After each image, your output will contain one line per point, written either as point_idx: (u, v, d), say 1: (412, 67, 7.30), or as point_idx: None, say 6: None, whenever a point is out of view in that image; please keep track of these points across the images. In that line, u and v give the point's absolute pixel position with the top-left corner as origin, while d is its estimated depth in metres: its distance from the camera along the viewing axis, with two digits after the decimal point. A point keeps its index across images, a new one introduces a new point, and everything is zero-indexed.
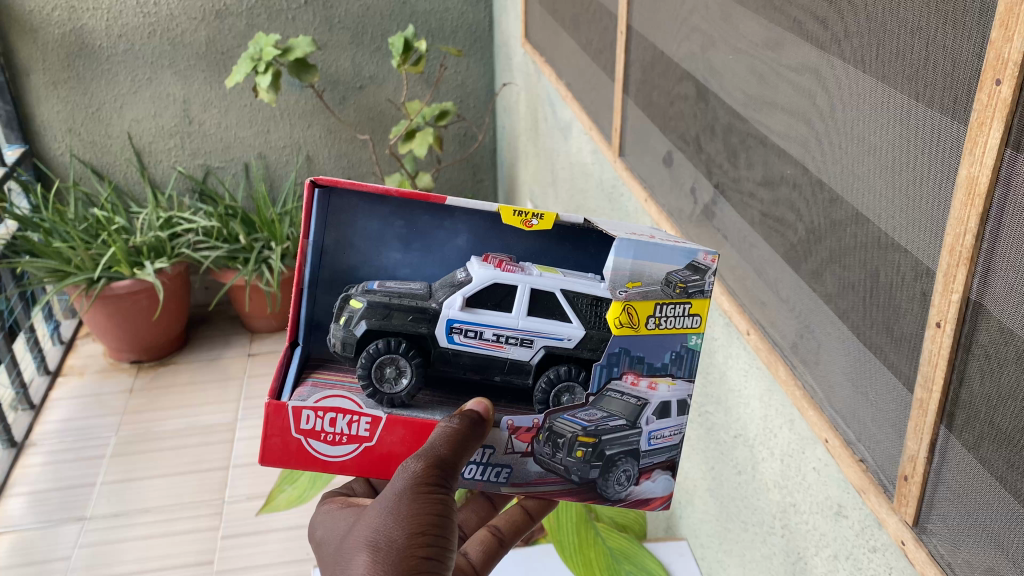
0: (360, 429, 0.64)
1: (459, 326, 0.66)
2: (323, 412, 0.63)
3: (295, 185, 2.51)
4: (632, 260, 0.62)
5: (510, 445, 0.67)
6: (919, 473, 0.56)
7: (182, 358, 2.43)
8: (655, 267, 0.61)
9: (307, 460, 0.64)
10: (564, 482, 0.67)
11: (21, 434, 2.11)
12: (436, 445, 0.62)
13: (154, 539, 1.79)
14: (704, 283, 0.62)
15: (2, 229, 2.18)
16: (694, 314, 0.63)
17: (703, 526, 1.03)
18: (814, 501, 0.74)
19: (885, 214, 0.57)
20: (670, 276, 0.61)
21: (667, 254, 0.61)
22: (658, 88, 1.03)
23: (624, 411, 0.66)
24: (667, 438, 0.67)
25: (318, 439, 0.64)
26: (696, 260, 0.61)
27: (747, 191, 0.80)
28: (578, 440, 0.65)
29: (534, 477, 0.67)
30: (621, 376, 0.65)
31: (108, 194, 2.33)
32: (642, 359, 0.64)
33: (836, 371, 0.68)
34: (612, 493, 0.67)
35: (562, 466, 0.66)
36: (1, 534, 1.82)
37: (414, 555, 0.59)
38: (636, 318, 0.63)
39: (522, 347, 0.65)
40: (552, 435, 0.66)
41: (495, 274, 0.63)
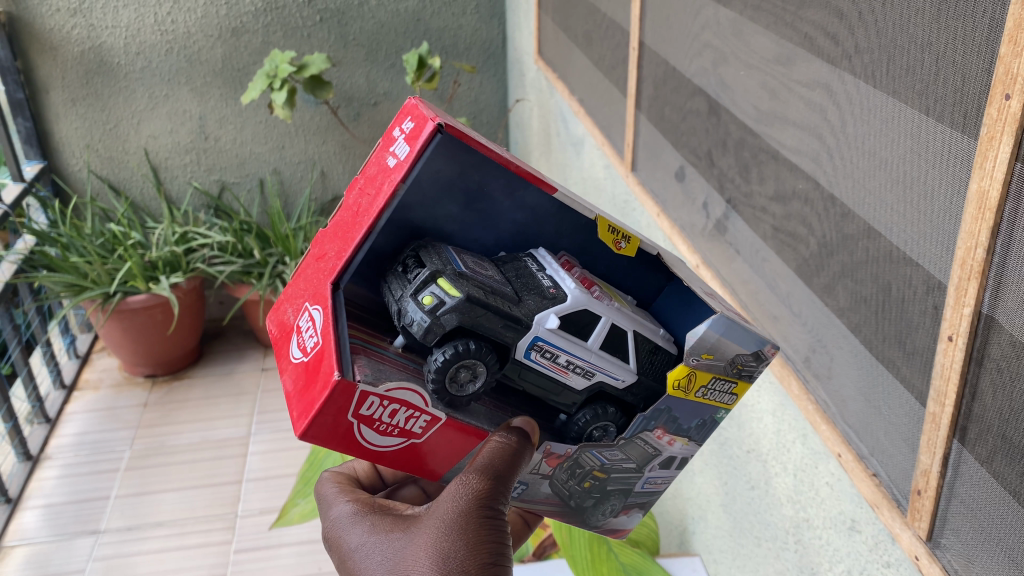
0: (416, 426, 0.55)
1: (541, 345, 0.59)
2: (389, 401, 0.53)
3: (309, 201, 2.53)
4: (719, 334, 0.58)
5: (537, 466, 0.62)
6: (932, 487, 0.57)
7: (196, 372, 2.45)
8: (730, 347, 0.58)
9: (349, 446, 0.54)
10: (560, 505, 0.64)
11: (37, 447, 2.13)
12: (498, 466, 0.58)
13: (168, 552, 1.80)
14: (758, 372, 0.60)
15: (20, 243, 2.21)
16: (734, 393, 0.61)
17: (716, 541, 1.03)
18: (827, 516, 0.74)
19: (896, 227, 0.58)
20: (735, 358, 0.59)
21: (745, 339, 0.58)
22: (670, 104, 1.04)
23: (639, 457, 0.62)
24: (656, 486, 0.64)
25: (371, 427, 0.53)
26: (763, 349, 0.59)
27: (759, 206, 0.81)
28: (593, 474, 0.62)
29: (541, 496, 0.65)
30: (653, 430, 0.61)
31: (125, 209, 2.35)
32: (675, 419, 0.61)
33: (848, 385, 0.68)
34: (594, 522, 0.65)
35: (567, 492, 0.63)
36: (16, 546, 1.83)
37: None
38: (691, 384, 0.59)
39: (583, 377, 0.61)
40: (574, 465, 0.62)
41: (586, 300, 0.60)
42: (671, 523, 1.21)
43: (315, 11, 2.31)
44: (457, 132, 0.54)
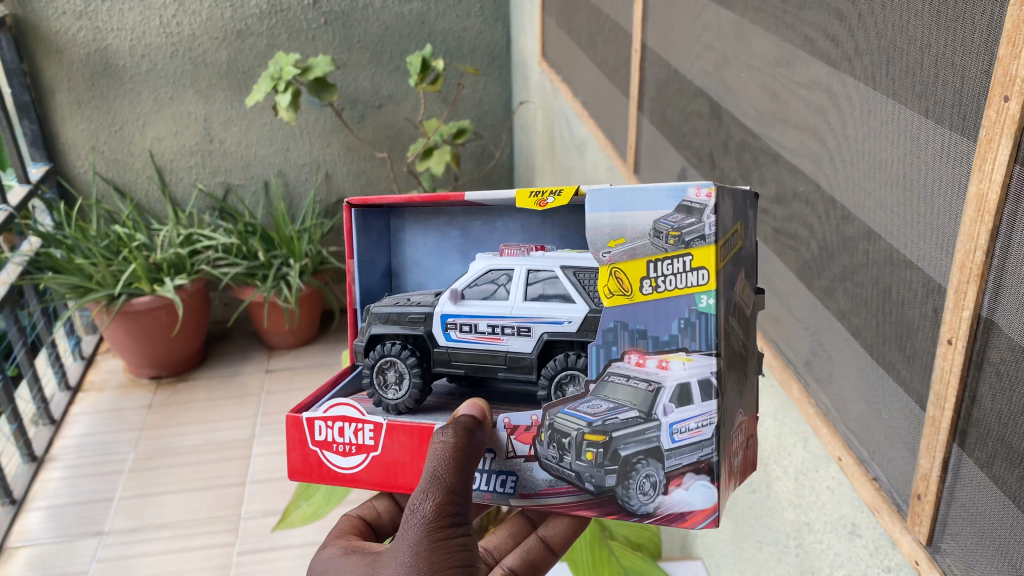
0: (365, 438, 0.61)
1: (454, 321, 0.64)
2: (331, 421, 0.62)
3: (314, 203, 2.53)
4: (609, 213, 0.51)
5: (510, 448, 0.59)
6: (932, 492, 0.56)
7: (200, 374, 2.45)
8: (637, 217, 0.50)
9: (326, 477, 0.62)
10: (578, 492, 0.56)
11: (42, 449, 2.13)
12: (441, 474, 0.57)
13: (171, 554, 1.80)
14: (702, 227, 0.48)
15: (26, 245, 2.22)
16: (699, 268, 0.49)
17: (718, 545, 1.03)
18: (828, 521, 0.73)
19: (895, 230, 0.57)
20: (659, 224, 0.49)
21: (652, 196, 0.49)
22: (672, 106, 1.03)
23: (633, 400, 0.53)
24: (694, 431, 0.52)
25: (331, 450, 0.62)
26: (686, 199, 0.48)
27: (761, 208, 0.80)
28: (584, 439, 0.54)
29: (542, 487, 0.58)
30: (625, 357, 0.53)
31: (130, 211, 2.35)
32: (644, 333, 0.52)
33: (849, 388, 0.67)
34: (635, 506, 0.54)
35: (572, 472, 0.55)
36: (19, 548, 1.83)
37: None
38: (627, 283, 0.51)
39: (521, 337, 0.61)
40: (555, 435, 0.56)
41: (490, 261, 0.64)
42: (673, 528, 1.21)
43: (320, 14, 2.31)
44: (362, 201, 0.65)
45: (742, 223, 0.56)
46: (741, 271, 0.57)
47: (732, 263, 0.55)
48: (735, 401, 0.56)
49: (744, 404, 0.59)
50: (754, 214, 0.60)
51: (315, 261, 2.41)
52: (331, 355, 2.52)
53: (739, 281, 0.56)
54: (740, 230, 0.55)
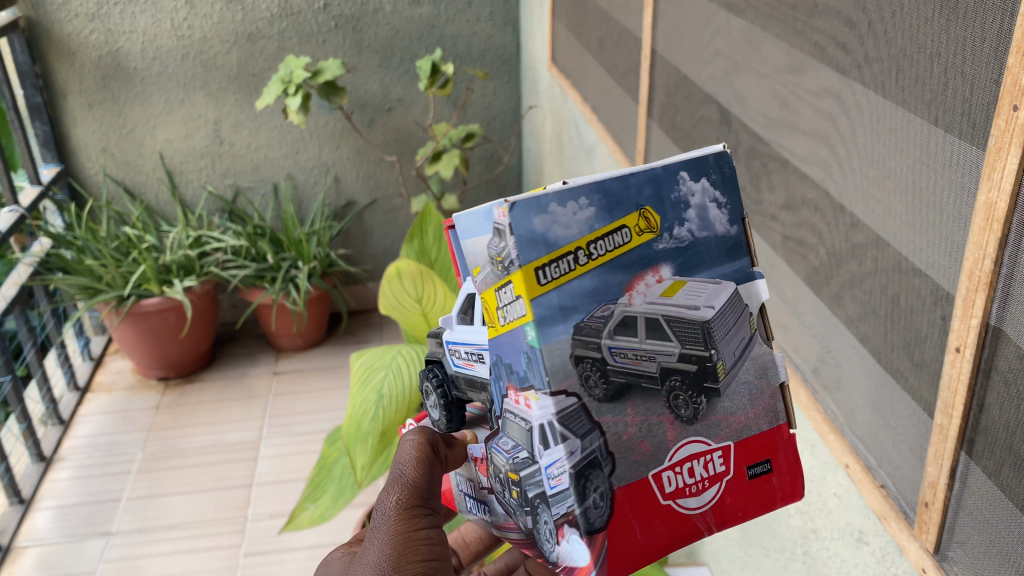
0: None
1: None
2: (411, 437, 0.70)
3: (323, 206, 2.54)
4: (467, 241, 0.50)
5: (477, 478, 0.58)
6: (940, 500, 0.56)
7: (208, 376, 2.46)
8: (479, 243, 0.48)
9: None
10: (518, 530, 0.52)
11: (50, 449, 2.14)
12: (405, 467, 0.60)
13: (177, 555, 1.81)
14: (506, 250, 0.44)
15: (36, 246, 2.23)
16: (517, 295, 0.45)
17: (725, 551, 1.03)
18: (835, 528, 0.73)
19: (904, 237, 0.57)
20: (489, 251, 0.47)
21: (479, 225, 0.48)
22: (682, 112, 1.04)
23: (522, 439, 0.48)
24: (558, 480, 0.46)
25: None
26: (495, 220, 0.46)
27: (770, 215, 0.80)
28: (508, 478, 0.50)
29: (501, 521, 0.55)
30: (511, 394, 0.49)
31: (140, 213, 2.36)
32: (512, 369, 0.48)
33: (857, 395, 0.67)
34: (546, 551, 0.50)
35: (507, 508, 0.52)
36: (28, 547, 1.85)
37: None
38: (491, 314, 0.49)
39: None
40: (492, 470, 0.53)
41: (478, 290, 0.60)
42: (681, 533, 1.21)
43: (331, 17, 2.32)
44: None
45: (657, 215, 0.48)
46: (667, 270, 0.48)
47: (626, 268, 0.47)
48: (654, 436, 0.49)
49: (699, 430, 0.51)
50: (700, 192, 0.50)
51: (325, 263, 2.44)
52: (340, 357, 2.52)
53: (656, 284, 0.48)
54: (646, 226, 0.48)
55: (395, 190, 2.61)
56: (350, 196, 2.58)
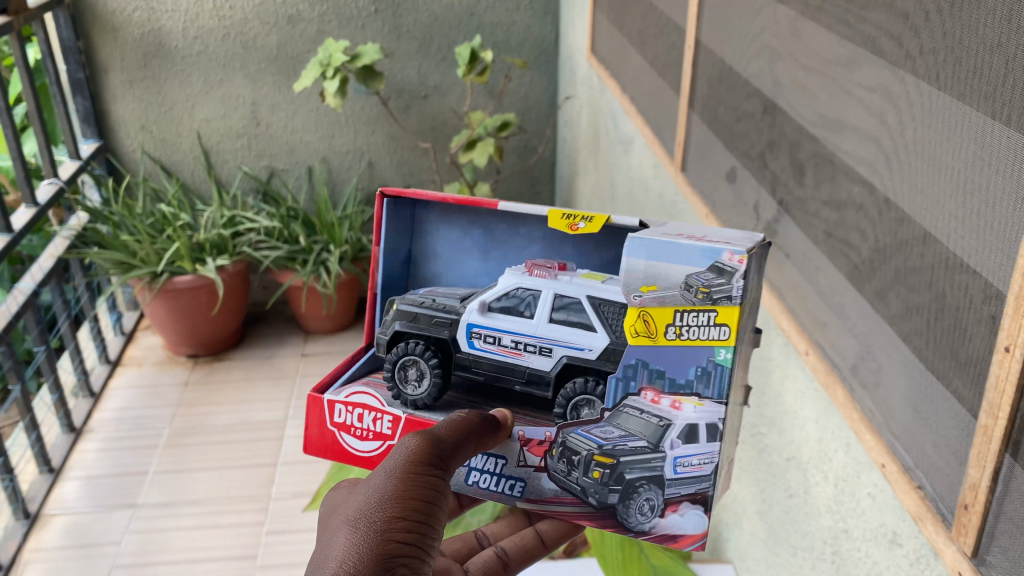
0: (383, 427, 0.70)
1: (479, 331, 0.70)
2: (352, 406, 0.70)
3: (357, 191, 2.55)
4: (645, 261, 0.60)
5: (521, 458, 0.68)
6: (980, 502, 0.55)
7: (237, 354, 2.49)
8: (673, 268, 0.59)
9: (341, 453, 0.71)
10: (581, 504, 0.66)
11: (80, 420, 2.17)
12: (436, 431, 0.65)
13: (201, 529, 1.83)
14: (729, 288, 0.58)
15: (74, 220, 2.27)
16: (721, 324, 0.59)
17: (750, 549, 1.03)
18: (867, 528, 0.72)
19: (955, 233, 0.56)
20: (691, 279, 0.59)
21: (687, 254, 0.59)
22: (725, 104, 1.02)
23: (643, 431, 0.63)
24: (693, 466, 0.64)
25: (349, 432, 0.71)
26: (720, 260, 0.58)
27: (813, 210, 0.80)
28: (593, 459, 0.64)
29: (548, 495, 0.67)
30: (638, 392, 0.64)
31: (175, 190, 2.39)
32: (663, 374, 0.62)
33: (896, 395, 0.66)
34: (633, 523, 0.65)
35: (578, 487, 0.66)
36: (56, 515, 1.88)
37: (393, 537, 0.57)
38: (653, 326, 0.61)
39: (542, 356, 0.68)
40: (566, 452, 0.66)
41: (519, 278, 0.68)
42: None
43: (371, 2, 2.33)
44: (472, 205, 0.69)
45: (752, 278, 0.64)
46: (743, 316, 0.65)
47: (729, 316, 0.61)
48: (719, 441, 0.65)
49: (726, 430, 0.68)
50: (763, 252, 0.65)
51: (356, 247, 2.45)
52: None
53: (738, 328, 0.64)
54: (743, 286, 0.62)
55: (429, 177, 2.61)
56: (384, 181, 2.59)
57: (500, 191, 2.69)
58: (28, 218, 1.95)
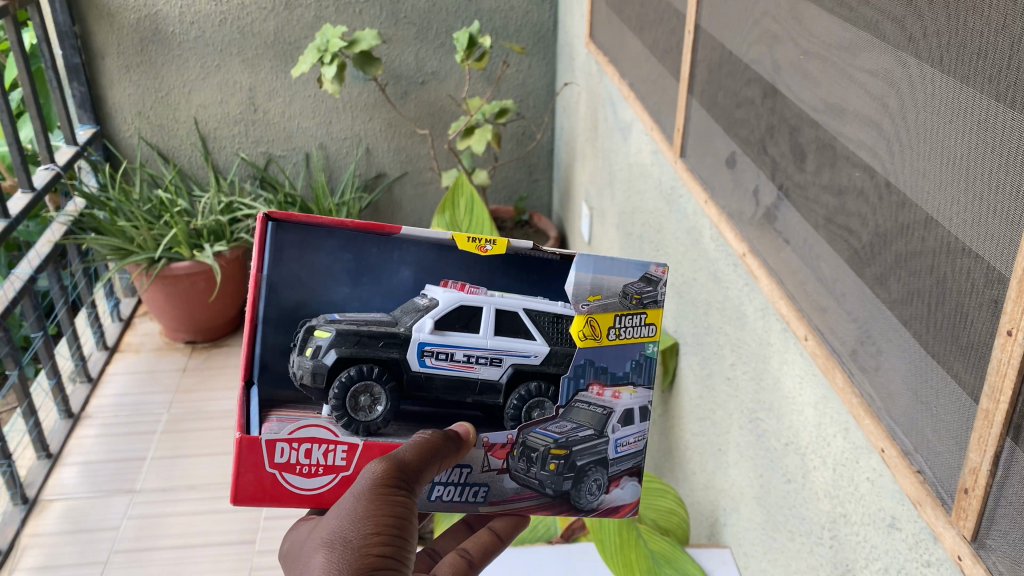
0: (336, 459, 0.72)
1: (430, 349, 0.73)
2: (296, 443, 0.71)
3: (354, 178, 2.55)
4: (592, 273, 0.72)
5: (486, 463, 0.76)
6: (981, 486, 0.55)
7: (235, 341, 2.48)
8: (614, 280, 0.73)
9: (286, 492, 0.72)
10: (539, 495, 0.77)
11: (78, 406, 2.17)
12: (401, 454, 0.71)
13: (200, 515, 1.83)
14: (655, 294, 0.74)
15: (71, 205, 2.26)
16: (648, 323, 0.76)
17: (748, 534, 1.03)
18: (865, 513, 0.72)
19: (956, 217, 0.56)
20: (627, 288, 0.73)
21: (624, 268, 0.73)
22: (725, 89, 1.02)
23: (591, 421, 0.75)
24: (631, 444, 0.78)
25: (293, 472, 0.72)
26: (648, 272, 0.74)
27: (812, 196, 0.80)
28: (550, 454, 0.75)
29: (509, 493, 0.77)
30: (587, 388, 0.75)
31: (172, 176, 2.38)
32: (606, 369, 0.75)
33: (896, 380, 0.66)
34: (585, 502, 0.78)
35: (536, 480, 0.76)
36: (54, 500, 1.88)
37: (372, 551, 0.64)
38: (598, 330, 0.74)
39: (492, 366, 0.74)
40: (526, 450, 0.76)
41: (459, 297, 0.72)
42: (702, 514, 1.22)
43: None
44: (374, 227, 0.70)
45: None
46: None
47: None
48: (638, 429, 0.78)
49: None
50: None
51: None
52: None
53: None
54: None
55: (426, 164, 2.60)
56: (381, 167, 2.59)
57: (498, 178, 2.69)
58: (25, 203, 1.94)
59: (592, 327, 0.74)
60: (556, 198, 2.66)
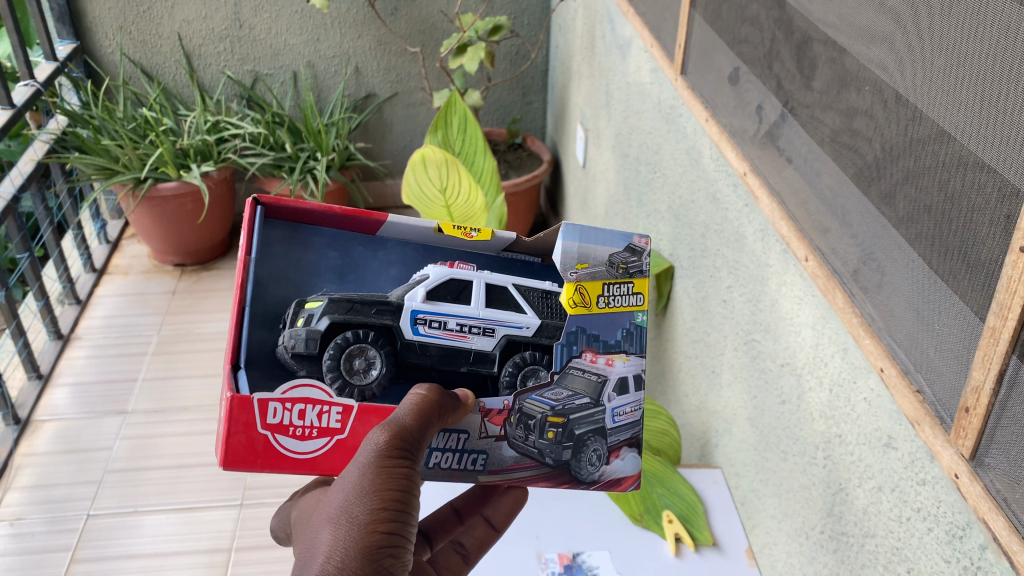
0: (331, 421, 0.61)
1: (424, 317, 0.64)
2: (291, 403, 0.59)
3: (343, 97, 2.49)
4: (578, 242, 0.68)
5: (483, 429, 0.66)
6: (983, 405, 0.54)
7: (225, 263, 2.46)
8: (599, 249, 0.68)
9: (275, 459, 0.60)
10: (539, 466, 0.67)
11: (67, 327, 2.16)
12: (400, 418, 0.60)
13: (192, 436, 1.84)
14: (642, 263, 0.69)
15: (53, 124, 2.21)
16: (637, 292, 0.70)
17: (739, 455, 1.04)
18: (861, 432, 0.72)
19: (971, 129, 0.54)
20: (612, 257, 0.68)
21: (607, 237, 0.69)
22: (729, 2, 0.98)
23: (586, 388, 0.68)
24: (627, 414, 0.70)
25: (286, 434, 0.60)
26: (633, 243, 0.69)
27: (818, 111, 0.77)
28: (548, 421, 0.66)
29: (509, 463, 0.67)
30: (581, 354, 0.68)
31: (157, 94, 2.32)
32: (597, 337, 0.69)
33: (898, 299, 0.65)
34: (585, 475, 0.69)
35: (536, 449, 0.66)
36: (47, 421, 1.88)
37: (378, 530, 0.54)
38: (588, 297, 0.68)
39: (486, 336, 0.65)
40: (522, 417, 0.66)
41: (449, 271, 0.66)
42: (694, 435, 1.23)
43: None
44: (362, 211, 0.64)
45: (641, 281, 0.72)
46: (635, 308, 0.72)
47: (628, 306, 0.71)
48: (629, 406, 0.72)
49: None
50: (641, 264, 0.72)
51: (343, 155, 2.42)
52: None
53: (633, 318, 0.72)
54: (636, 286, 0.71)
55: (417, 84, 2.55)
56: (371, 87, 2.53)
57: (491, 99, 2.64)
58: (4, 120, 1.89)
59: (582, 294, 0.68)
60: (550, 120, 2.62)
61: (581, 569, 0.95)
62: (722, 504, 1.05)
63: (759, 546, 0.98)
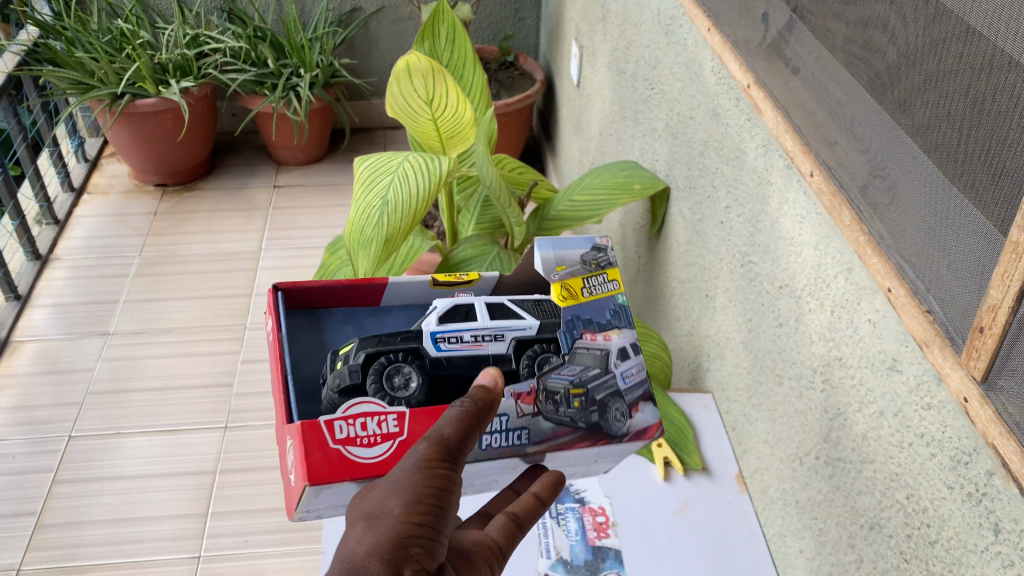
0: (390, 425, 0.61)
1: (443, 335, 0.68)
2: (353, 418, 0.60)
3: (328, 11, 2.40)
4: (551, 250, 0.76)
5: (519, 411, 0.63)
6: (999, 325, 0.51)
7: (208, 184, 2.40)
8: (570, 252, 0.77)
9: (354, 475, 0.58)
10: (576, 433, 0.64)
11: (46, 248, 2.11)
12: (447, 425, 0.53)
13: (175, 358, 1.81)
14: (608, 256, 0.77)
15: (24, 35, 2.12)
16: (613, 280, 0.75)
17: (732, 379, 1.02)
18: (863, 355, 0.69)
19: (1002, 24, 0.49)
20: (583, 257, 0.76)
21: (572, 242, 0.78)
22: None
23: (593, 361, 0.68)
24: (634, 375, 0.69)
25: (355, 444, 0.59)
26: (596, 243, 0.78)
27: (831, 15, 0.72)
28: (572, 391, 0.65)
29: (548, 434, 0.64)
30: (581, 336, 0.70)
31: (132, 5, 2.22)
32: (591, 320, 0.71)
33: (911, 214, 0.61)
34: (617, 428, 0.66)
35: (567, 417, 0.65)
36: (26, 341, 1.85)
37: (410, 531, 0.49)
38: (573, 290, 0.73)
39: (497, 341, 0.68)
40: (549, 393, 0.65)
41: (450, 300, 0.73)
42: (684, 359, 1.21)
43: None
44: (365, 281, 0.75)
45: None
46: None
47: None
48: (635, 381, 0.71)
49: None
50: None
51: (328, 72, 2.34)
52: (342, 175, 2.46)
53: None
54: None
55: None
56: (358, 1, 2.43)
57: (481, 15, 2.54)
58: None
59: (568, 289, 0.73)
60: (543, 37, 2.53)
61: (569, 493, 0.93)
62: (713, 429, 1.03)
63: (750, 471, 0.96)
